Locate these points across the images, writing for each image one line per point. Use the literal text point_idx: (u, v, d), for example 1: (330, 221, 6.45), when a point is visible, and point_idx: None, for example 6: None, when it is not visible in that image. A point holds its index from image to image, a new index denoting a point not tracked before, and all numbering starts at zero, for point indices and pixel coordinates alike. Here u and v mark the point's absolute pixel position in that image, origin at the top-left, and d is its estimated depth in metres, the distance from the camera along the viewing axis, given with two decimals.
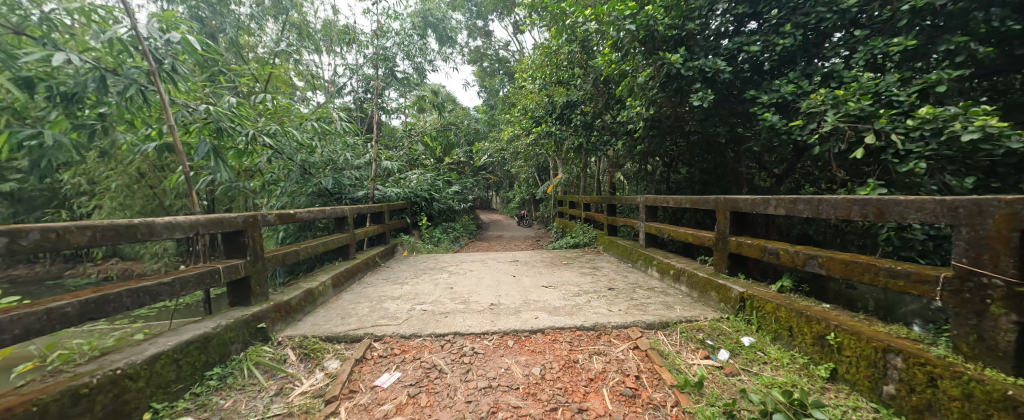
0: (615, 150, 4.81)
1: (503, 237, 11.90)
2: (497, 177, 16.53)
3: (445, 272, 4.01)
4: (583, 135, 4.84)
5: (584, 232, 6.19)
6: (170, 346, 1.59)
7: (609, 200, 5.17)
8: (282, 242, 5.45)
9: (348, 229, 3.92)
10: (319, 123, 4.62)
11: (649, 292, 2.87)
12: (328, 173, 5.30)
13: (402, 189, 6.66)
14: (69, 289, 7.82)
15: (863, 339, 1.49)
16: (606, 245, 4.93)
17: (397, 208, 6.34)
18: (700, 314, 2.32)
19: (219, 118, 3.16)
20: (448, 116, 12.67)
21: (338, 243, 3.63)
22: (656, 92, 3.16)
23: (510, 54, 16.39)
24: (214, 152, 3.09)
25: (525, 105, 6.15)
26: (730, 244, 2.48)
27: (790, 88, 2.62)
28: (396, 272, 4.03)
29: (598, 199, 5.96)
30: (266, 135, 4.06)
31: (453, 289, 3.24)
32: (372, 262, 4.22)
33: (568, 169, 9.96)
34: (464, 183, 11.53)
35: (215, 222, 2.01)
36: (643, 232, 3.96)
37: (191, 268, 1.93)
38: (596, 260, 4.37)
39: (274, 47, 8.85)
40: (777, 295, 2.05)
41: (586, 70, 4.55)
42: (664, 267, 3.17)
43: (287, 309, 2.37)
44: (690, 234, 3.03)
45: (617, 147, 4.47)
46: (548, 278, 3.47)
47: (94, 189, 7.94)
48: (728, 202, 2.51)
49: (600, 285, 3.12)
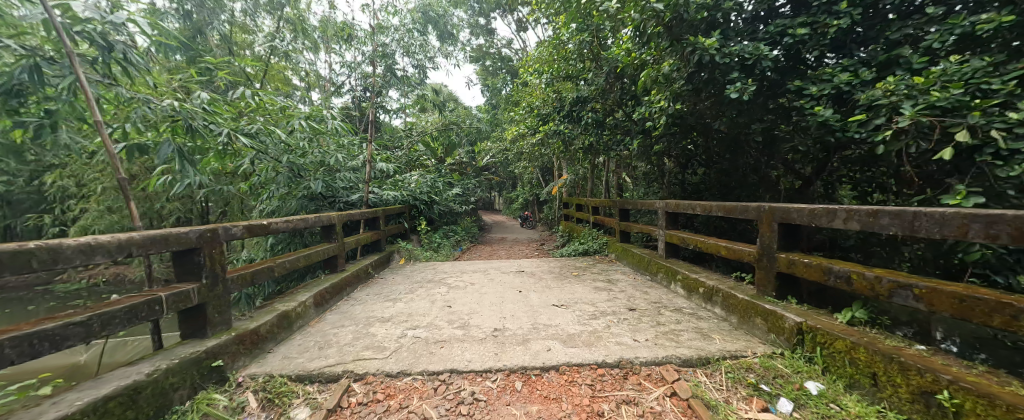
0: (629, 151, 4.41)
1: (506, 240, 11.53)
2: (500, 179, 16.18)
3: (443, 285, 3.63)
4: (594, 134, 4.44)
5: (593, 238, 5.80)
6: (77, 407, 1.24)
7: (622, 205, 4.78)
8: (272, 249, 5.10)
9: (338, 238, 3.55)
10: (308, 123, 4.27)
11: (677, 314, 2.47)
12: (319, 176, 4.93)
13: (400, 192, 6.29)
14: (55, 296, 7.52)
15: (1000, 406, 1.11)
16: (619, 254, 4.54)
17: (395, 212, 5.98)
18: (746, 348, 1.93)
19: (187, 115, 2.79)
20: (450, 115, 12.30)
21: (325, 255, 3.26)
22: (682, 83, 2.76)
23: (513, 53, 16.02)
24: (181, 154, 2.72)
25: (529, 102, 5.76)
26: (779, 261, 2.08)
27: (846, 76, 2.21)
28: (389, 286, 3.65)
29: (608, 203, 5.56)
30: (247, 135, 3.69)
31: (450, 308, 2.86)
32: (364, 274, 3.86)
33: (574, 170, 9.56)
34: (467, 184, 11.16)
35: (156, 240, 1.65)
36: (663, 242, 3.57)
37: (125, 298, 1.57)
38: (609, 271, 3.98)
39: (269, 44, 8.49)
40: (847, 328, 1.66)
41: (597, 62, 4.16)
42: (692, 284, 2.78)
43: (252, 340, 2.01)
44: (723, 247, 2.62)
45: (632, 146, 4.07)
46: (558, 294, 3.09)
47: (80, 192, 7.63)
48: (776, 210, 2.11)
49: (618, 304, 2.73)
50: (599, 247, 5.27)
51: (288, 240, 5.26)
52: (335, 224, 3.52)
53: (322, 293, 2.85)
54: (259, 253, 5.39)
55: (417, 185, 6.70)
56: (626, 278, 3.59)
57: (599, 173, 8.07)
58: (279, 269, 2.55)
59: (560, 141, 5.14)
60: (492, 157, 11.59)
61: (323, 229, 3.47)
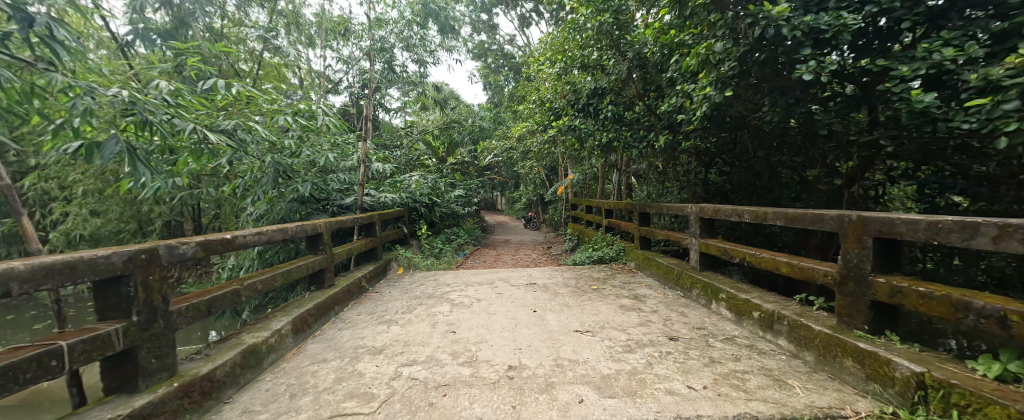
0: (652, 148, 3.96)
1: (510, 242, 11.11)
2: (503, 179, 15.75)
3: (446, 302, 3.20)
4: (614, 130, 3.98)
5: (608, 244, 5.35)
6: None
7: (643, 208, 4.32)
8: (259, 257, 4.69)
9: (326, 249, 3.12)
10: (296, 119, 3.83)
11: (732, 347, 2.02)
12: (309, 178, 4.50)
13: (399, 194, 5.86)
14: (38, 304, 7.15)
15: None
16: (641, 263, 4.10)
17: (393, 216, 5.56)
18: (842, 403, 1.48)
19: (143, 106, 2.36)
20: (452, 113, 11.87)
21: (309, 271, 2.82)
22: (732, 66, 2.30)
23: (516, 50, 15.57)
24: (133, 153, 2.28)
25: (538, 96, 5.31)
26: (875, 287, 1.63)
27: (953, 51, 1.76)
28: (385, 303, 3.22)
29: (624, 206, 5.12)
30: (223, 132, 3.26)
31: (454, 334, 2.43)
32: (357, 288, 3.43)
33: (582, 170, 9.11)
34: (469, 185, 10.73)
35: (62, 269, 1.22)
36: (697, 252, 3.11)
37: (10, 352, 1.14)
38: (632, 283, 3.54)
39: (261, 38, 8.07)
40: (1003, 388, 1.21)
41: (618, 50, 3.71)
42: (744, 307, 2.32)
43: (202, 391, 1.57)
44: (785, 264, 2.16)
45: (658, 144, 3.62)
46: (579, 315, 2.65)
47: (63, 195, 7.24)
48: (869, 221, 1.66)
49: (655, 331, 2.29)
50: (616, 254, 4.83)
51: (277, 247, 4.84)
52: (324, 233, 3.08)
53: (303, 317, 2.42)
54: (246, 262, 4.97)
55: (417, 186, 6.26)
56: (654, 294, 3.14)
57: (610, 173, 7.62)
58: (248, 292, 2.11)
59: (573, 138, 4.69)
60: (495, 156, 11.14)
61: (308, 240, 3.02)
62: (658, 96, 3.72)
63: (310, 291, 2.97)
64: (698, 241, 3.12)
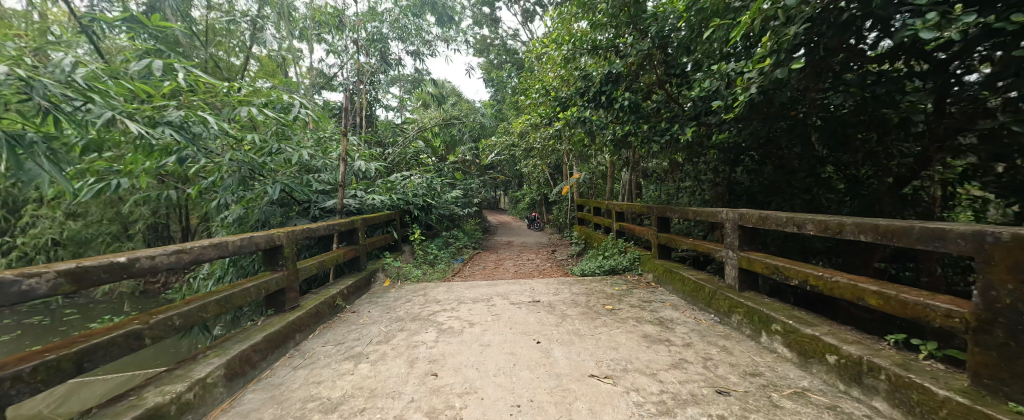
0: (674, 143, 3.40)
1: (513, 245, 10.60)
2: (506, 178, 15.24)
3: (432, 327, 2.67)
4: (630, 122, 3.43)
5: (619, 250, 4.81)
6: None
7: (663, 212, 3.77)
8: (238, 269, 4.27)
9: (289, 264, 2.60)
10: (262, 111, 3.31)
11: (810, 409, 1.48)
12: (282, 178, 3.98)
13: (389, 195, 5.36)
14: (14, 312, 6.77)
15: None
16: (661, 276, 3.56)
17: (383, 220, 5.06)
18: None
19: (33, 87, 1.84)
20: (452, 110, 11.36)
21: (262, 293, 2.30)
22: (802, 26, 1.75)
23: (518, 45, 15.01)
24: (12, 146, 1.76)
25: (542, 86, 4.75)
26: None
27: None
28: (360, 328, 2.70)
29: (638, 209, 4.57)
30: (168, 125, 2.74)
31: (436, 377, 1.90)
32: (328, 309, 2.90)
33: (589, 169, 8.55)
34: (469, 185, 10.23)
35: None
36: (736, 268, 2.56)
37: None
38: (653, 302, 3.00)
39: (247, 29, 7.58)
40: None
41: (637, 27, 3.17)
42: (817, 349, 1.76)
43: None
44: (875, 295, 1.61)
45: (683, 137, 3.08)
46: (594, 351, 2.12)
47: (39, 195, 6.83)
48: None
49: (696, 379, 1.75)
50: (630, 263, 4.28)
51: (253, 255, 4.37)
52: (285, 246, 2.56)
53: (244, 357, 1.91)
54: (219, 271, 4.49)
55: (410, 187, 5.75)
56: (682, 318, 2.59)
57: (619, 172, 7.06)
58: (156, 333, 1.57)
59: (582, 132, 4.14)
60: (497, 155, 10.62)
61: (265, 254, 2.50)
62: (683, 82, 3.16)
63: (268, 315, 2.46)
64: (737, 254, 2.57)
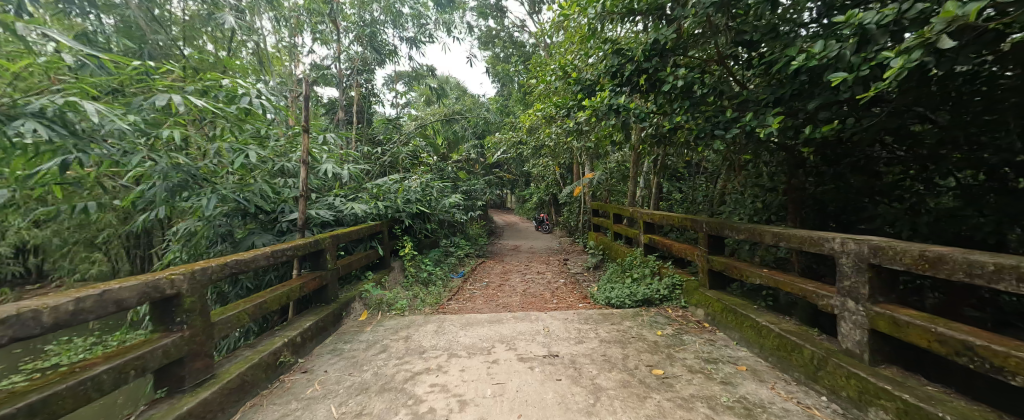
0: (742, 138, 2.50)
1: (521, 250, 9.79)
2: (513, 177, 14.42)
3: (405, 409, 1.83)
4: (679, 110, 2.55)
5: (652, 272, 3.94)
6: None
7: (720, 230, 2.88)
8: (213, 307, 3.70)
9: (196, 320, 1.78)
10: (191, 99, 2.50)
11: None
12: (234, 187, 3.12)
13: (375, 203, 4.54)
14: None
15: None
16: (720, 316, 2.69)
17: (367, 232, 4.25)
18: None
19: None
20: (455, 106, 10.55)
21: (133, 376, 1.47)
22: None
23: (525, 37, 14.13)
24: None
25: (556, 70, 3.88)
26: None
27: None
28: (300, 410, 1.86)
29: (678, 221, 3.69)
30: (30, 117, 1.88)
31: None
32: (262, 375, 2.06)
33: (606, 168, 7.65)
34: (473, 186, 9.42)
35: None
36: (869, 331, 1.66)
37: None
38: (723, 365, 2.11)
39: None
40: None
41: None
42: None
43: None
44: None
45: (764, 129, 2.18)
46: None
47: None
48: None
49: None
50: (670, 291, 3.41)
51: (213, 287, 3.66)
52: (188, 295, 1.74)
53: None
54: None
55: (400, 193, 4.93)
56: (779, 404, 1.71)
57: (642, 172, 6.15)
58: None
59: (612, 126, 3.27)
60: (503, 153, 9.77)
61: (152, 309, 1.67)
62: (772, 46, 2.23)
63: (153, 401, 1.63)
64: (865, 309, 1.68)
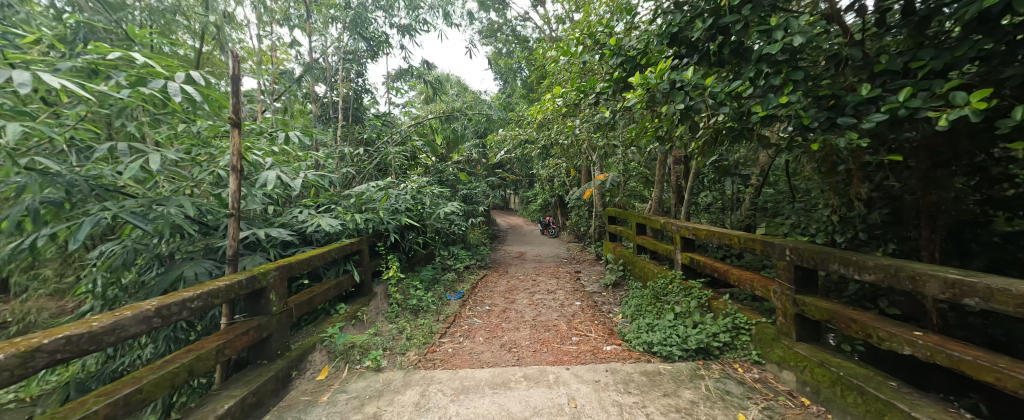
0: (875, 130, 1.65)
1: (526, 258, 8.94)
2: (517, 178, 13.60)
3: None
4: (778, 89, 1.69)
5: (699, 304, 3.09)
6: None
7: (821, 263, 2.02)
8: (132, 362, 2.86)
9: None
10: (42, 75, 1.63)
11: None
12: (148, 202, 2.27)
13: (351, 217, 3.72)
14: None
15: None
16: (831, 392, 1.86)
17: (340, 254, 3.43)
18: None
19: None
20: (454, 102, 9.72)
21: None
22: None
23: (530, 31, 13.30)
24: None
25: (575, 47, 3.02)
26: None
27: None
28: None
29: (736, 240, 2.84)
30: None
31: None
32: None
33: (622, 170, 6.81)
34: (474, 190, 8.59)
35: None
36: None
37: None
38: None
39: None
40: None
41: None
42: None
43: None
44: None
45: (946, 114, 1.32)
46: None
47: None
48: None
49: None
50: (732, 337, 2.57)
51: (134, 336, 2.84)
52: None
53: None
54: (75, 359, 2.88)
55: (384, 203, 4.11)
56: None
57: (668, 175, 5.31)
58: None
59: (658, 116, 2.43)
60: (507, 153, 8.93)
61: None
62: None
63: None
64: None
